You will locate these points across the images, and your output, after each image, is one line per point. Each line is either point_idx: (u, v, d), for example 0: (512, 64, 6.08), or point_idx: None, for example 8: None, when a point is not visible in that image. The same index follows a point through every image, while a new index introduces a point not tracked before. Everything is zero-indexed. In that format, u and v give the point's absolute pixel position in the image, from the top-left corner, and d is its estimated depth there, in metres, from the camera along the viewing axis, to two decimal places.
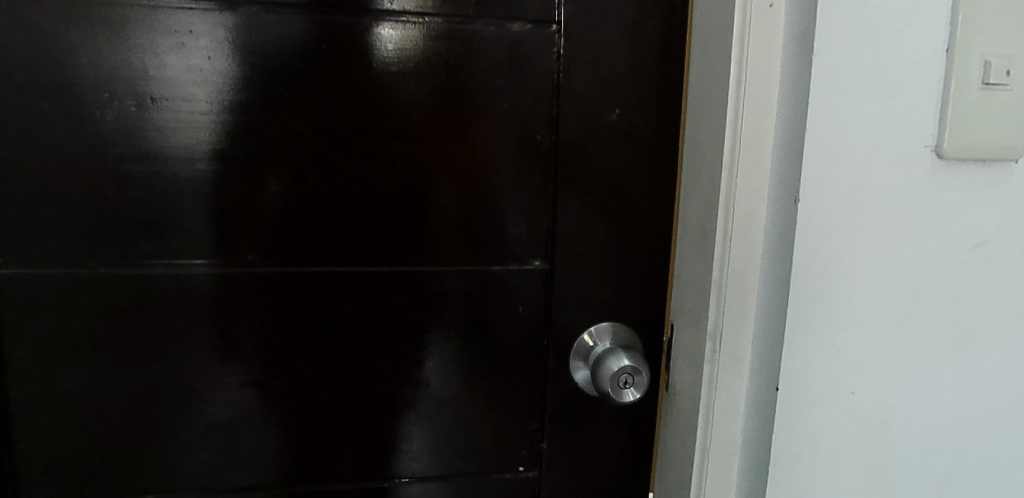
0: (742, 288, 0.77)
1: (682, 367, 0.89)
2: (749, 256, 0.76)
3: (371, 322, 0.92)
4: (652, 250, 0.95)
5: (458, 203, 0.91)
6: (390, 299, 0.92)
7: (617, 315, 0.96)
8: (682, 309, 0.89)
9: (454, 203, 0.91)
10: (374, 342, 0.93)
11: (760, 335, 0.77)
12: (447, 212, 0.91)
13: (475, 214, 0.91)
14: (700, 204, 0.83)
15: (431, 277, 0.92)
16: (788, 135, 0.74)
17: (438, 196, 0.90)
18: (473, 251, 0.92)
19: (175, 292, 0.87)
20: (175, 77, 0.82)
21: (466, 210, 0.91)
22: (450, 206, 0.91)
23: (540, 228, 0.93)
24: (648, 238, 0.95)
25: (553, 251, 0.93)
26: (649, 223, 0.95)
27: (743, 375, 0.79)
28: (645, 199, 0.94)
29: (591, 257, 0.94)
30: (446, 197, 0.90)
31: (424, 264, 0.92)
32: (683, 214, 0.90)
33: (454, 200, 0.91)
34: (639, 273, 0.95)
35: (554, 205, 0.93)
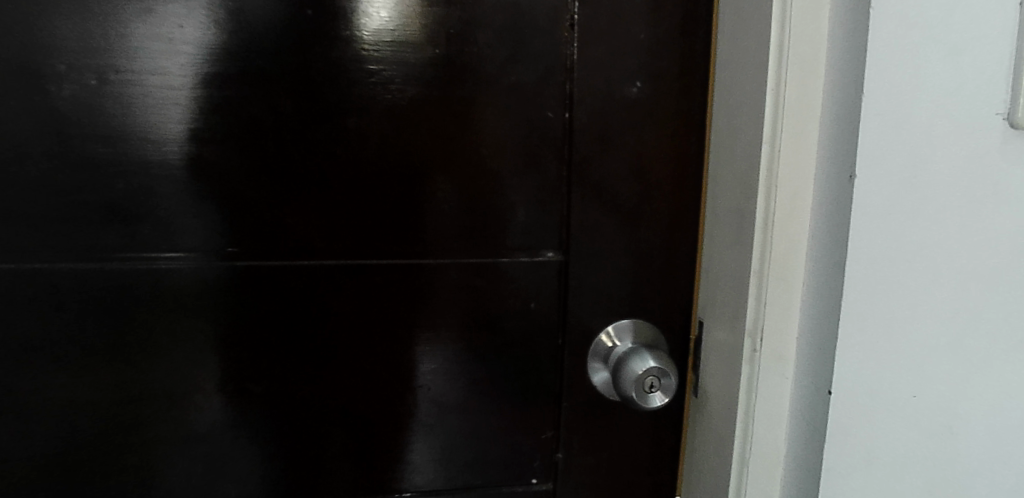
0: (786, 278, 0.68)
1: (714, 367, 0.79)
2: (794, 241, 0.67)
3: (367, 323, 0.83)
4: (678, 239, 0.86)
5: (462, 188, 0.82)
6: (388, 297, 0.83)
7: (639, 311, 0.87)
8: (713, 305, 0.80)
9: (458, 189, 0.82)
10: (371, 344, 0.84)
11: (806, 332, 0.68)
12: (450, 199, 0.82)
13: (482, 201, 0.82)
14: (733, 186, 0.74)
15: (433, 271, 0.83)
16: (838, 104, 0.64)
17: (440, 181, 0.81)
18: (479, 242, 0.83)
19: (149, 288, 0.78)
20: (142, 47, 0.74)
21: (471, 196, 0.82)
22: (454, 191, 0.82)
23: (553, 216, 0.84)
24: (673, 226, 0.85)
25: (568, 240, 0.84)
26: (673, 209, 0.85)
27: (786, 377, 0.70)
28: (670, 182, 0.84)
29: (610, 248, 0.85)
30: (449, 182, 0.81)
31: (425, 257, 0.83)
32: (712, 199, 0.81)
33: (458, 185, 0.82)
34: (663, 265, 0.86)
35: (568, 189, 0.83)
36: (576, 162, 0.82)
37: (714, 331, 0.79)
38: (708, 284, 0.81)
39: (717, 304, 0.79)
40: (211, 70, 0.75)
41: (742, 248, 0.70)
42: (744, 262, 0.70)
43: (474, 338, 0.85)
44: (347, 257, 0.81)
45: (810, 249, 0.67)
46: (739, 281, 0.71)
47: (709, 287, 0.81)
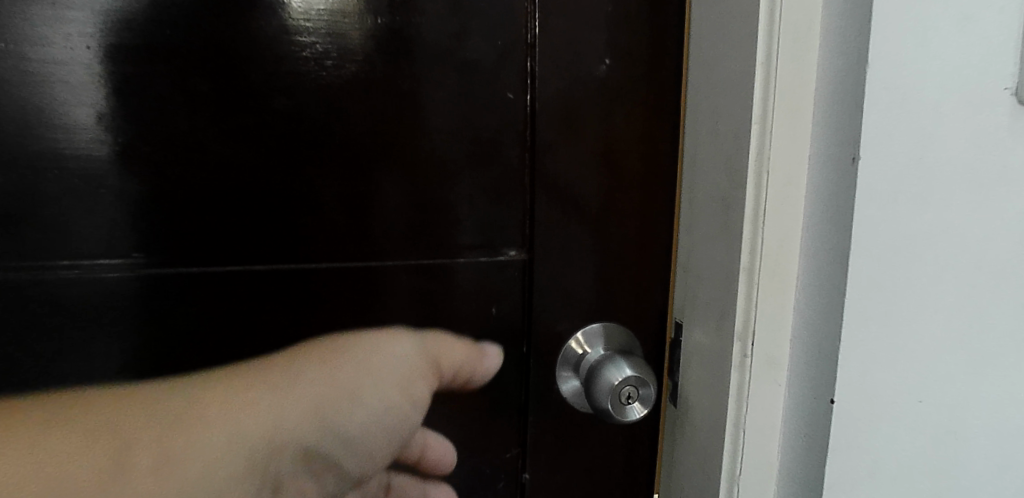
0: (780, 275, 0.60)
1: (696, 374, 0.72)
2: (787, 233, 0.60)
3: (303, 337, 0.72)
4: (652, 233, 0.78)
5: (411, 180, 0.72)
6: (326, 305, 0.72)
7: (610, 314, 0.78)
8: (693, 305, 0.72)
9: (406, 181, 0.72)
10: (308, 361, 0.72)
11: (801, 334, 0.61)
12: (397, 192, 0.72)
13: (434, 194, 0.72)
14: (716, 173, 0.66)
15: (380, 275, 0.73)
16: (837, 81, 0.57)
17: (386, 172, 0.71)
18: (432, 241, 0.73)
19: (37, 304, 0.65)
20: (20, 14, 0.61)
21: (421, 189, 0.72)
22: (402, 184, 0.72)
23: (515, 210, 0.75)
24: (646, 219, 0.77)
25: (532, 237, 0.75)
26: (647, 200, 0.77)
27: (779, 384, 0.63)
28: (642, 170, 0.76)
29: (578, 244, 0.76)
30: (395, 174, 0.71)
31: (369, 259, 0.72)
32: (688, 188, 0.74)
33: (406, 177, 0.71)
34: (636, 262, 0.78)
35: (531, 180, 0.74)
36: (539, 149, 0.73)
37: (694, 334, 0.72)
38: (686, 282, 0.74)
39: (698, 304, 0.71)
40: (110, 42, 0.63)
41: (729, 242, 0.62)
42: (732, 257, 0.62)
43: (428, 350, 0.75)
44: (277, 260, 0.70)
45: (804, 242, 0.60)
46: (726, 279, 0.64)
47: (688, 286, 0.73)
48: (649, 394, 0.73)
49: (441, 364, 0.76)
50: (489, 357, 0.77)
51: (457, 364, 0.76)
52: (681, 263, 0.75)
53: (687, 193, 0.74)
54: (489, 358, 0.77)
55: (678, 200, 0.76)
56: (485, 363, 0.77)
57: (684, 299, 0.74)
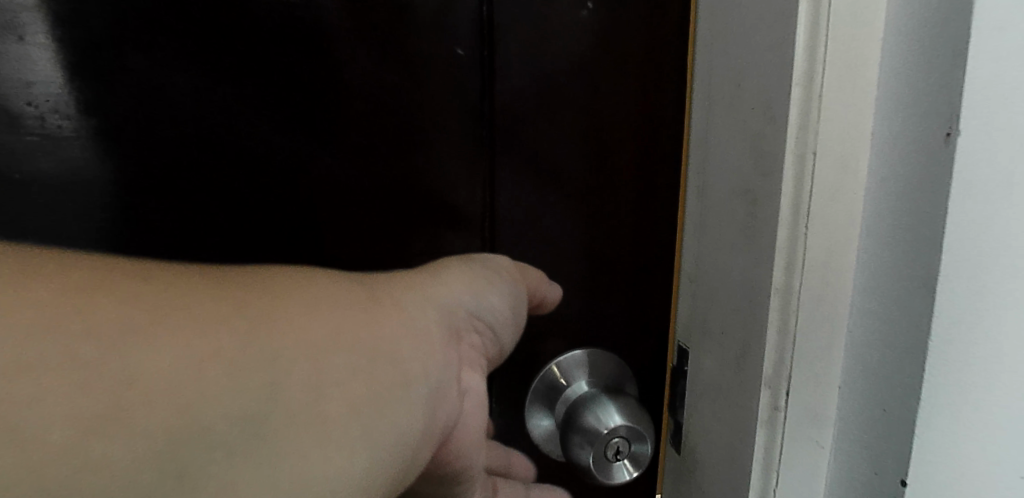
0: (826, 303, 0.43)
1: (703, 422, 0.55)
2: (836, 241, 0.42)
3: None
4: (647, 237, 0.60)
5: (348, 175, 0.54)
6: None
7: (594, 336, 0.61)
8: (700, 333, 0.55)
9: (339, 174, 0.54)
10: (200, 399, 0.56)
11: (852, 380, 0.44)
12: (329, 192, 0.54)
13: (377, 192, 0.55)
14: (735, 159, 0.48)
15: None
16: (921, 27, 0.39)
17: (312, 163, 0.53)
18: (376, 253, 0.56)
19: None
20: None
21: (357, 187, 0.54)
22: (334, 180, 0.54)
23: (473, 209, 0.57)
24: (641, 213, 0.59)
25: (535, 235, 0.58)
26: (642, 190, 0.59)
27: (821, 447, 0.46)
28: (635, 156, 0.58)
29: (550, 251, 0.59)
30: (324, 165, 0.53)
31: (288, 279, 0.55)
32: (693, 180, 0.56)
33: (339, 169, 0.54)
34: (627, 270, 0.61)
35: (492, 170, 0.57)
36: (500, 128, 0.56)
37: (701, 372, 0.54)
38: (693, 303, 0.56)
39: (706, 332, 0.54)
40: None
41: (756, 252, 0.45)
42: (760, 275, 0.44)
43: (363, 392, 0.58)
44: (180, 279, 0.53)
45: (861, 252, 0.43)
46: (750, 306, 0.46)
47: (694, 308, 0.56)
48: (644, 449, 0.56)
49: (534, 284, 0.50)
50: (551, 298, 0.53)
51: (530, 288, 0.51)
52: (684, 277, 0.58)
53: (689, 185, 0.56)
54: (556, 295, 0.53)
55: (680, 194, 0.58)
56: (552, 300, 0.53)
57: (689, 324, 0.57)
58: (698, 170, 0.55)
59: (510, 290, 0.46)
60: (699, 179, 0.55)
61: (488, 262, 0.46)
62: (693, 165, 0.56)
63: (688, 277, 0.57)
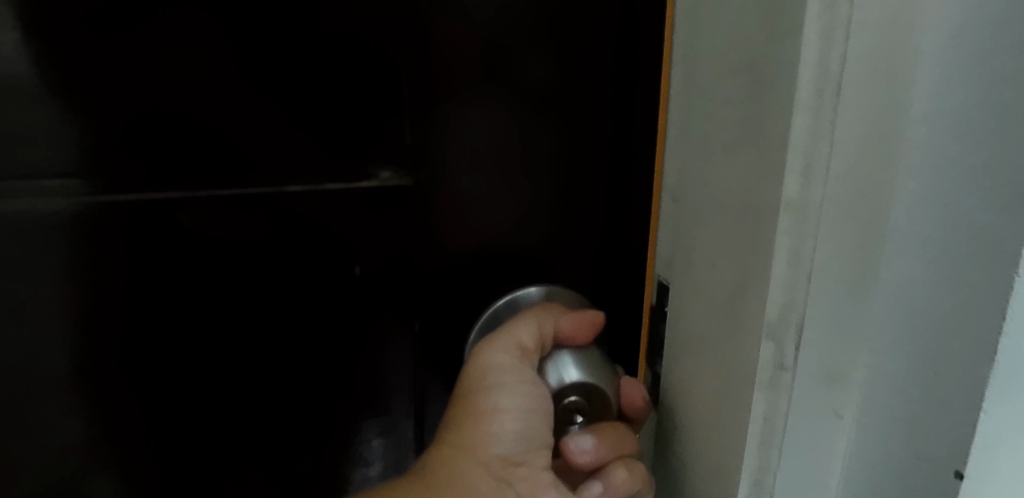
0: (858, 229, 0.31)
1: (680, 379, 0.43)
2: (869, 133, 0.30)
3: (61, 314, 0.48)
4: (620, 146, 0.50)
5: (246, 84, 0.45)
6: (81, 266, 0.47)
7: (557, 261, 0.52)
8: (682, 272, 0.42)
9: (231, 83, 0.45)
10: (74, 351, 0.49)
11: (891, 329, 0.32)
12: (225, 105, 0.45)
13: (277, 101, 0.46)
14: (726, 33, 0.35)
15: (180, 215, 0.47)
16: None
17: (207, 73, 0.45)
18: (271, 167, 0.47)
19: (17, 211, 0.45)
20: None
21: (254, 95, 0.45)
22: (229, 89, 0.45)
23: (392, 116, 0.47)
24: (609, 112, 0.49)
25: (483, 142, 0.48)
26: (611, 85, 0.49)
27: (838, 416, 0.34)
28: (602, 46, 0.48)
29: (489, 163, 0.49)
30: (219, 74, 0.45)
31: (181, 211, 0.47)
32: (676, 69, 0.43)
33: (231, 77, 0.45)
34: (594, 180, 0.51)
35: (412, 66, 0.46)
36: (425, 16, 0.45)
37: (675, 317, 0.43)
38: (673, 229, 0.44)
39: (687, 270, 0.41)
40: None
41: (759, 151, 0.32)
42: (762, 182, 0.32)
43: (279, 340, 0.51)
44: (78, 213, 0.46)
45: (913, 151, 0.30)
46: (757, 238, 0.32)
47: (677, 236, 0.43)
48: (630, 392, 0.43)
49: (518, 338, 0.43)
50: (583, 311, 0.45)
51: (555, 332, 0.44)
52: (664, 195, 0.46)
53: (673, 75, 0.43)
54: (585, 313, 0.45)
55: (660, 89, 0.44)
56: (582, 331, 0.44)
57: (670, 257, 0.45)
58: (684, 54, 0.42)
59: (524, 384, 0.41)
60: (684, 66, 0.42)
61: (494, 391, 0.41)
62: (678, 48, 0.43)
63: (669, 197, 0.45)
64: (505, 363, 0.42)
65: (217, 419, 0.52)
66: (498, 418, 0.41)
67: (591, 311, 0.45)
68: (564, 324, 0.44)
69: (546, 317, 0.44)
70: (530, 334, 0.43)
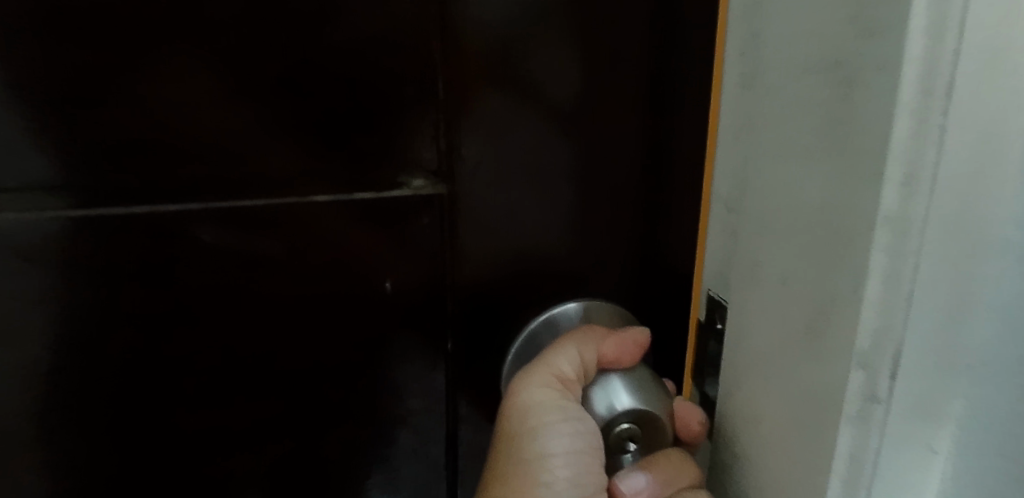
0: (964, 246, 0.28)
1: (740, 402, 0.39)
2: (981, 138, 0.26)
3: (67, 336, 0.44)
4: (671, 150, 0.46)
5: (269, 87, 0.41)
6: (90, 283, 0.43)
7: (603, 274, 0.48)
8: (742, 288, 0.39)
9: (254, 85, 0.41)
10: (84, 376, 0.45)
11: (1000, 356, 0.29)
12: (246, 110, 0.42)
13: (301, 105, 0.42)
14: (802, 27, 0.32)
15: (197, 228, 0.43)
16: None
17: (226, 74, 0.41)
18: (294, 176, 0.43)
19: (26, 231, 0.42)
20: None
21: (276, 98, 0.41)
22: (250, 93, 0.41)
23: (424, 119, 0.43)
24: (660, 113, 0.45)
25: (523, 145, 0.44)
26: (663, 83, 0.44)
27: (934, 449, 0.31)
28: (656, 42, 0.44)
29: (529, 170, 0.45)
30: (240, 76, 0.41)
31: (199, 224, 0.43)
32: (729, 67, 0.40)
33: (253, 79, 0.41)
34: (642, 186, 0.47)
35: (444, 65, 0.42)
36: (463, 14, 0.41)
37: (734, 337, 0.39)
38: (730, 240, 0.41)
39: (747, 285, 0.38)
40: None
41: (849, 160, 0.29)
42: (855, 196, 0.29)
43: (303, 363, 0.47)
44: (89, 229, 0.42)
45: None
46: (850, 258, 0.29)
47: (736, 248, 0.40)
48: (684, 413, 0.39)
49: (557, 368, 0.40)
50: (625, 331, 0.41)
51: (597, 357, 0.41)
52: (716, 201, 0.43)
53: (727, 74, 0.40)
54: (627, 336, 0.41)
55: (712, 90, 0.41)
56: (627, 354, 0.41)
57: (726, 269, 0.42)
58: (742, 51, 0.39)
59: (570, 425, 0.38)
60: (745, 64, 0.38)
61: (540, 435, 0.38)
62: (734, 44, 0.39)
63: (724, 204, 0.42)
64: (546, 399, 0.39)
65: (235, 442, 0.48)
66: (548, 464, 0.38)
67: (635, 331, 0.41)
68: (607, 349, 0.41)
69: (585, 343, 0.41)
70: (570, 363, 0.40)
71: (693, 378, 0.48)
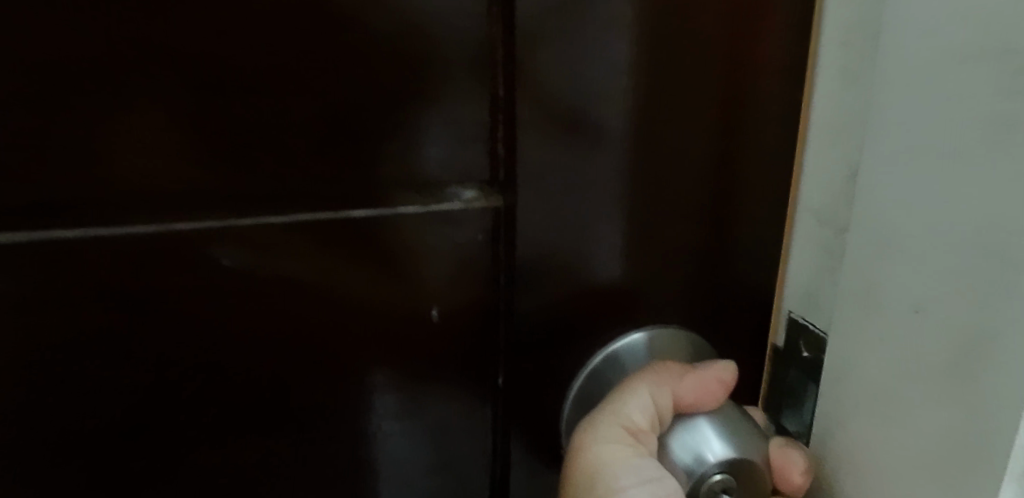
0: None
1: (846, 442, 0.35)
2: None
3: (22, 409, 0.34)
4: (767, 164, 0.39)
5: (292, 81, 0.32)
6: (53, 333, 0.33)
7: (682, 307, 0.41)
8: (840, 311, 0.34)
9: (272, 79, 0.32)
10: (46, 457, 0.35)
11: None
12: (262, 111, 0.32)
13: (332, 105, 0.33)
14: (937, 17, 0.28)
15: (215, 249, 0.34)
16: None
17: (236, 65, 0.31)
18: (317, 191, 0.35)
19: None
20: None
21: (301, 95, 0.33)
22: (268, 88, 0.32)
23: (483, 118, 0.35)
24: (759, 120, 0.38)
25: (597, 156, 0.36)
26: (765, 85, 0.37)
27: None
28: (761, 34, 0.36)
29: (603, 184, 0.37)
30: (254, 67, 0.32)
31: (220, 244, 0.34)
32: (823, 63, 0.36)
33: (271, 71, 0.32)
34: (734, 206, 0.39)
35: (508, 57, 0.34)
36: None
37: (835, 369, 0.35)
38: (827, 256, 0.37)
39: (847, 308, 0.34)
40: None
41: None
42: None
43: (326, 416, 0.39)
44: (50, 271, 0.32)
45: None
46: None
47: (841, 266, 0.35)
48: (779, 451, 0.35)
49: (625, 417, 0.35)
50: (705, 367, 0.36)
51: (675, 400, 0.35)
52: (805, 214, 0.39)
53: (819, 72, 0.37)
54: (706, 374, 0.36)
55: (803, 90, 0.37)
56: (708, 394, 0.35)
57: (817, 287, 0.38)
58: (843, 43, 0.35)
59: (647, 489, 0.32)
60: (850, 58, 0.35)
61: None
62: (833, 37, 0.35)
63: (814, 215, 0.38)
64: (618, 458, 0.33)
65: None
66: None
67: (716, 366, 0.36)
68: (686, 390, 0.35)
69: (659, 384, 0.36)
70: (641, 411, 0.35)
71: (762, 404, 0.44)
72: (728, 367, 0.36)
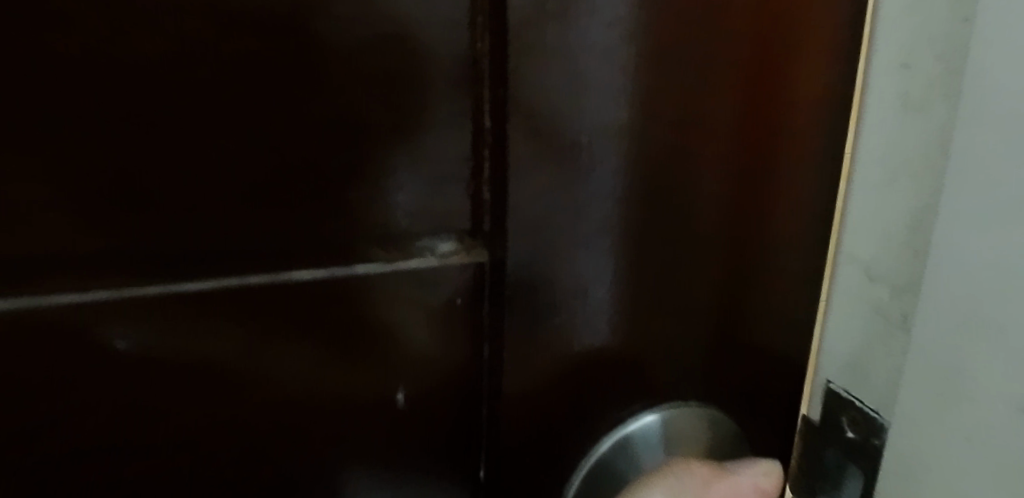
0: None
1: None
2: None
3: None
4: (816, 214, 0.31)
5: (211, 104, 0.24)
6: None
7: (710, 390, 0.33)
8: (905, 393, 0.28)
9: (183, 101, 0.24)
10: None
11: None
12: (169, 143, 0.24)
13: (267, 134, 0.25)
14: None
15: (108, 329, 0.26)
16: None
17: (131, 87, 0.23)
18: (248, 253, 0.26)
19: None
20: None
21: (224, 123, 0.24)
22: (177, 113, 0.24)
23: (463, 153, 0.28)
24: (809, 162, 0.30)
25: (610, 206, 0.29)
26: (817, 119, 0.30)
27: None
28: (815, 58, 0.29)
29: (617, 239, 0.29)
30: (158, 85, 0.23)
31: (111, 323, 0.26)
32: (875, 88, 0.30)
33: (181, 90, 0.23)
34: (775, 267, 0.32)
35: (500, 77, 0.26)
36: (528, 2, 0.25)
37: (902, 462, 0.29)
38: None
39: (916, 390, 0.28)
40: None
41: None
42: None
43: None
44: None
45: None
46: None
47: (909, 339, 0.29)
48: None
49: None
50: (744, 473, 0.33)
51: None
52: (850, 267, 0.32)
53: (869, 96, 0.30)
54: (742, 478, 0.33)
55: (852, 117, 0.30)
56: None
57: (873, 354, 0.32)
58: (905, 66, 0.29)
59: None
60: (917, 84, 0.29)
61: None
62: (890, 56, 0.29)
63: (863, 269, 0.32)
64: None
65: None
66: None
67: (756, 472, 0.33)
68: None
69: None
70: None
71: None
72: (768, 473, 0.33)
